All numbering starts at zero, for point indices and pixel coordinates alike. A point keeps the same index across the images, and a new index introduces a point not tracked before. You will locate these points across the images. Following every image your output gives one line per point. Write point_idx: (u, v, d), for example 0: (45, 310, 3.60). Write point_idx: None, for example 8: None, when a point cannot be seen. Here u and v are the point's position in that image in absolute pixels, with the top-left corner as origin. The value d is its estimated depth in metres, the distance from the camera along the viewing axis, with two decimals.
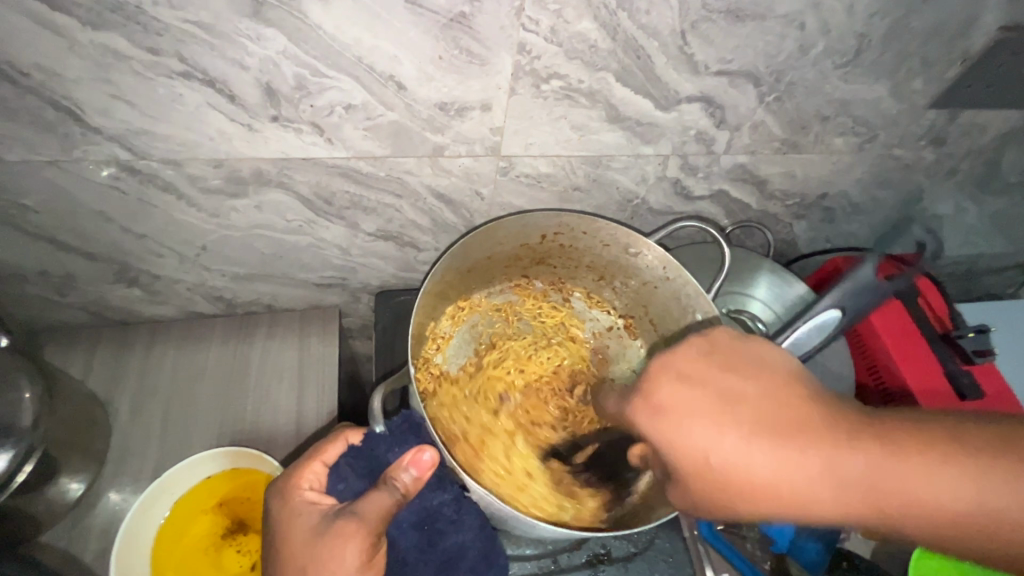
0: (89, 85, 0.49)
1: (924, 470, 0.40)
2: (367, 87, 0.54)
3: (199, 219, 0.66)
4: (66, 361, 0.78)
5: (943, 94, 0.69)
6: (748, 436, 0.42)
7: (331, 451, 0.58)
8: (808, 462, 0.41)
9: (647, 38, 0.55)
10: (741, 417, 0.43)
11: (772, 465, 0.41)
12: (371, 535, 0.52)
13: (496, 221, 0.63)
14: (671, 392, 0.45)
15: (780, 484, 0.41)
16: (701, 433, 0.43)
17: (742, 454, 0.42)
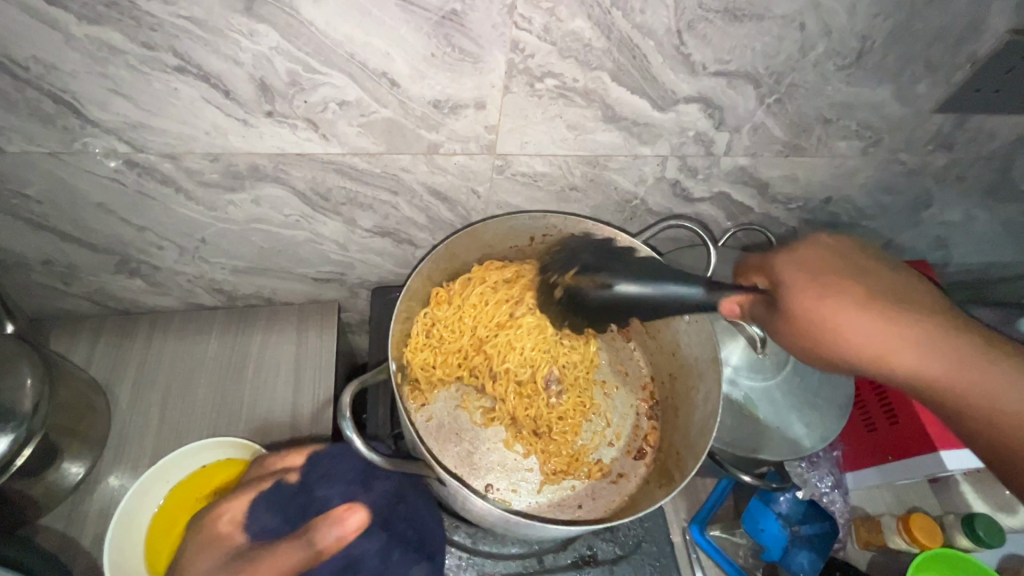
0: (86, 78, 0.50)
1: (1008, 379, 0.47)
2: (361, 84, 0.54)
3: (198, 213, 0.67)
4: (69, 349, 0.79)
5: (951, 98, 0.67)
6: (870, 310, 0.48)
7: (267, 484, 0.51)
8: (917, 347, 0.47)
9: (642, 37, 0.54)
10: (843, 288, 0.49)
11: (881, 337, 0.48)
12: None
13: (483, 221, 0.63)
14: (811, 255, 0.52)
15: (877, 345, 0.48)
16: (816, 294, 0.49)
17: (859, 321, 0.48)
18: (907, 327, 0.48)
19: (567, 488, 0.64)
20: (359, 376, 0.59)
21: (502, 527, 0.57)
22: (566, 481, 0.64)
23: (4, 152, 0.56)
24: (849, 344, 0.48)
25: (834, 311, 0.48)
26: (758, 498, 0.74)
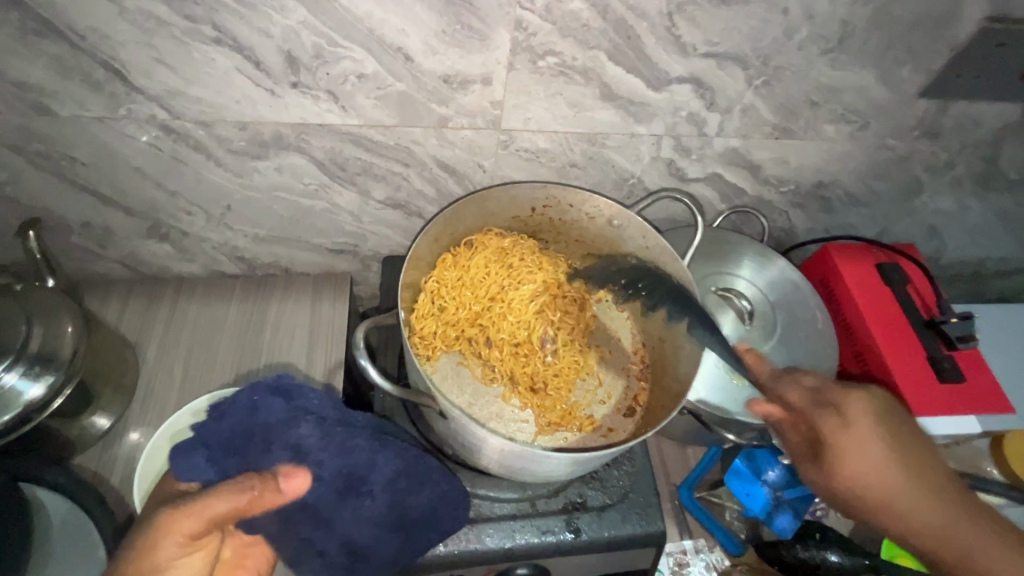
0: (134, 47, 0.56)
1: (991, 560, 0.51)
2: (378, 58, 0.59)
3: (225, 179, 0.72)
4: (101, 308, 0.85)
5: (932, 83, 0.71)
6: (879, 465, 0.55)
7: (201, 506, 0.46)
8: (892, 484, 0.55)
9: (636, 18, 0.59)
10: (864, 449, 0.56)
11: (908, 493, 0.54)
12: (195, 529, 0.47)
13: (488, 190, 0.69)
14: (853, 408, 0.58)
15: (878, 484, 0.55)
16: (862, 448, 0.56)
17: (859, 466, 0.55)
18: (906, 477, 0.55)
19: (561, 438, 0.68)
20: (372, 317, 0.63)
21: (498, 467, 0.62)
22: (558, 432, 0.68)
23: (56, 116, 0.62)
24: (850, 475, 0.55)
25: (849, 462, 0.56)
26: (739, 462, 0.78)
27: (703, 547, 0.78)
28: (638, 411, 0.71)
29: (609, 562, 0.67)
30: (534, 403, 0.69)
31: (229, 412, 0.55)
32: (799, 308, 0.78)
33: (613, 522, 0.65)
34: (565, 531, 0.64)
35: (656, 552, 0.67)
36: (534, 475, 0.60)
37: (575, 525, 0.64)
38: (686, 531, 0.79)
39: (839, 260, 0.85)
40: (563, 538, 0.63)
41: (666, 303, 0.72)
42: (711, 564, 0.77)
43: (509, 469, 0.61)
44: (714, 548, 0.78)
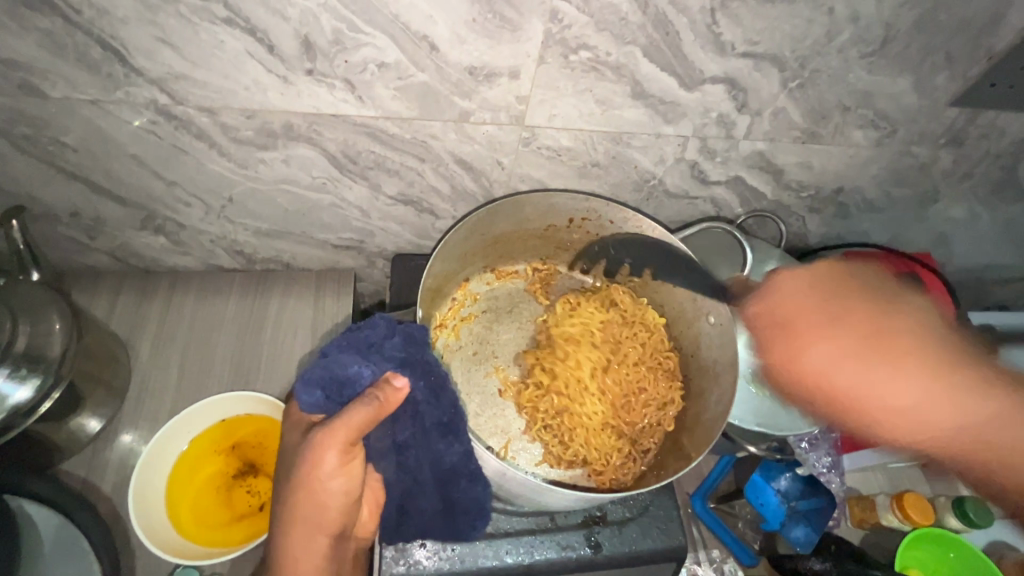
0: (136, 25, 0.52)
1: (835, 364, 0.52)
2: (402, 46, 0.55)
3: (228, 170, 0.68)
4: (88, 302, 0.80)
5: (966, 90, 0.70)
6: (839, 337, 0.52)
7: (328, 450, 0.47)
8: (917, 388, 0.50)
9: (676, 13, 0.56)
10: (853, 321, 0.53)
11: (886, 393, 0.50)
12: (348, 441, 0.47)
13: (526, 194, 0.65)
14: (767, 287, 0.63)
15: (856, 389, 0.51)
16: (817, 328, 0.54)
17: (816, 357, 0.53)
18: (911, 372, 0.50)
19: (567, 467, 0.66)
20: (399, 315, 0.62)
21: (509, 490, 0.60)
22: (561, 450, 0.65)
23: (45, 96, 0.57)
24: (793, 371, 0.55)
25: (813, 358, 0.53)
26: (758, 475, 0.77)
27: (717, 558, 0.77)
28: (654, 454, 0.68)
29: None
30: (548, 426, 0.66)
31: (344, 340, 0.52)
32: None
33: (634, 536, 0.63)
34: (585, 546, 0.62)
35: (675, 566, 0.65)
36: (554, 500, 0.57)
37: (595, 540, 0.62)
38: (699, 541, 0.77)
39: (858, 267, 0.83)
40: (583, 554, 0.61)
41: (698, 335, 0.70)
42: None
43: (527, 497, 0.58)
44: (727, 559, 0.77)
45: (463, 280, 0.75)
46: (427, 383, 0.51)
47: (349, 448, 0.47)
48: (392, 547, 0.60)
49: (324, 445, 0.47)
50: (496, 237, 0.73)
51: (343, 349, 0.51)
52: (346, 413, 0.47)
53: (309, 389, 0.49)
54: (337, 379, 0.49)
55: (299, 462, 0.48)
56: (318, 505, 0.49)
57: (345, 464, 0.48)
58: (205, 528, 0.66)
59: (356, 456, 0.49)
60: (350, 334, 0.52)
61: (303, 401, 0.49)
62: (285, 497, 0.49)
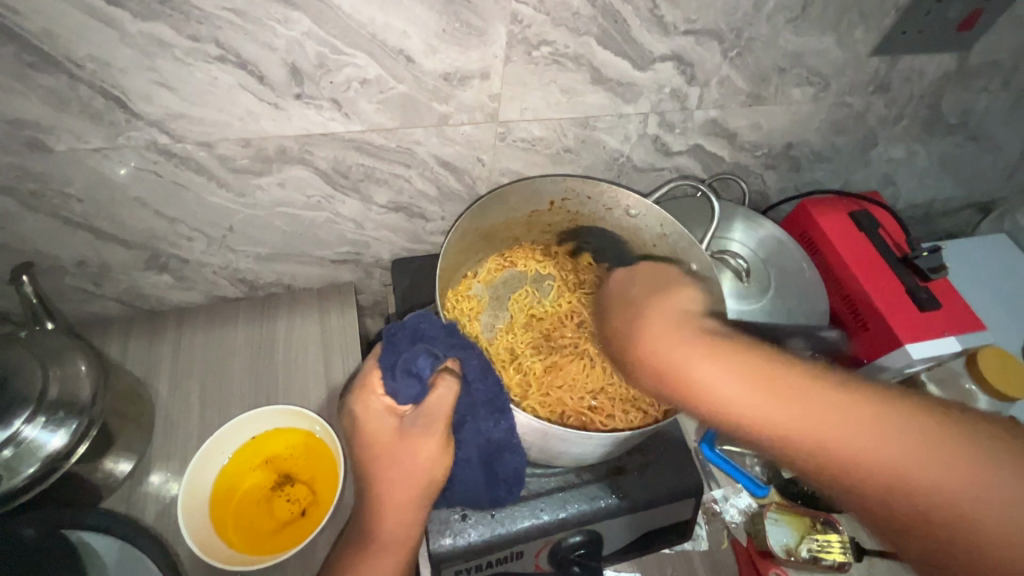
0: (135, 72, 0.56)
1: (698, 358, 0.48)
2: (380, 62, 0.61)
3: (228, 200, 0.72)
4: (102, 348, 0.83)
5: (883, 40, 0.79)
6: (722, 359, 0.48)
7: (431, 433, 0.53)
8: (849, 428, 0.44)
9: (621, 3, 0.63)
10: (729, 353, 0.49)
11: (846, 436, 0.44)
12: (444, 422, 0.54)
13: (507, 186, 0.71)
14: (694, 360, 0.48)
15: (740, 404, 0.47)
16: (666, 335, 0.51)
17: (710, 373, 0.48)
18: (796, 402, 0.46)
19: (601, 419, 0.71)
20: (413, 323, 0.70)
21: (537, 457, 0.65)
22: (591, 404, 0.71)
23: (51, 151, 0.60)
24: (648, 365, 0.51)
25: (699, 377, 0.48)
26: None
27: (731, 494, 0.83)
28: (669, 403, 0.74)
29: (652, 522, 0.70)
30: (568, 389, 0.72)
31: (404, 337, 0.56)
32: (786, 261, 0.84)
33: (655, 480, 0.69)
34: (612, 494, 0.67)
35: (695, 504, 0.71)
36: (575, 454, 0.62)
37: (620, 488, 0.68)
38: (713, 482, 0.83)
39: (815, 211, 0.91)
40: (611, 501, 0.67)
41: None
42: (741, 510, 0.81)
43: (548, 455, 0.63)
44: (740, 494, 0.83)
45: (464, 274, 0.80)
46: (472, 359, 0.57)
47: (448, 432, 0.54)
48: (436, 522, 0.64)
49: (438, 426, 0.53)
50: (487, 229, 0.78)
51: (407, 344, 0.56)
52: (437, 395, 0.54)
53: (400, 384, 0.53)
54: (409, 369, 0.54)
55: (403, 450, 0.53)
56: (415, 493, 0.53)
57: (444, 443, 0.54)
58: (250, 538, 0.69)
59: (451, 441, 0.55)
60: (404, 329, 0.57)
61: (401, 391, 0.53)
62: (382, 481, 0.53)
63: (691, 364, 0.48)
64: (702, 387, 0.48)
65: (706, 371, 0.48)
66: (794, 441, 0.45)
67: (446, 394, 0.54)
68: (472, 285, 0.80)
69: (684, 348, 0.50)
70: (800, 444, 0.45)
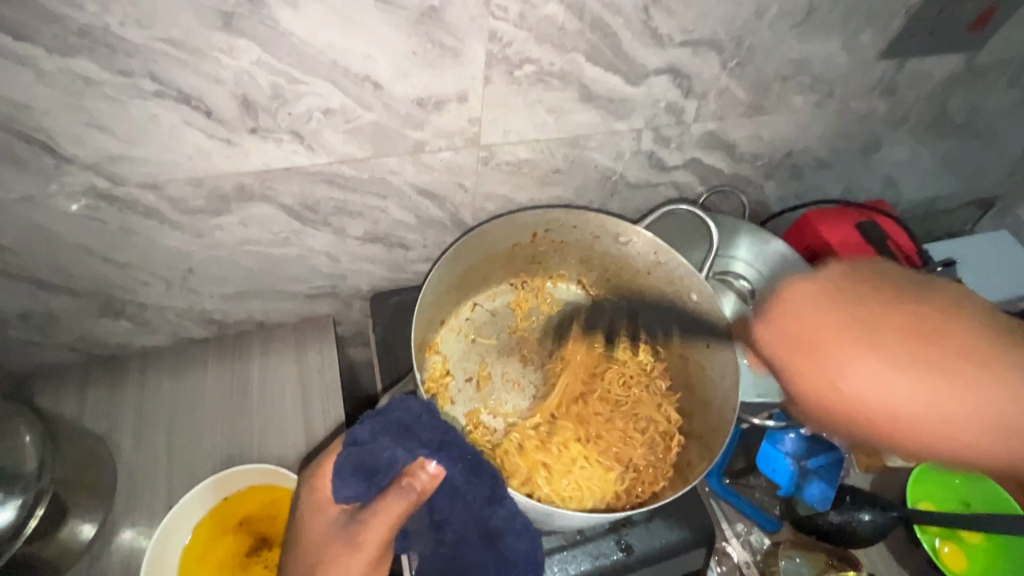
0: (61, 113, 0.49)
1: (861, 349, 0.45)
2: (345, 90, 0.54)
3: (184, 241, 0.65)
4: (57, 403, 0.76)
5: (891, 43, 0.73)
6: (877, 346, 0.45)
7: (355, 555, 0.47)
8: (970, 406, 0.43)
9: (611, 15, 0.57)
10: (877, 343, 0.45)
11: (964, 409, 0.43)
12: (379, 547, 0.48)
13: (487, 224, 0.68)
14: (855, 353, 0.46)
15: (898, 404, 0.44)
16: (833, 340, 0.47)
17: (870, 374, 0.45)
18: (940, 383, 0.43)
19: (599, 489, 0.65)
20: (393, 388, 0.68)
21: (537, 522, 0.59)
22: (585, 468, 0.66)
23: None
24: (807, 387, 0.48)
25: (860, 381, 0.45)
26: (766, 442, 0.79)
27: (743, 531, 0.78)
28: (672, 464, 0.68)
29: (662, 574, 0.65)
30: (557, 454, 0.66)
31: (376, 421, 0.53)
32: (795, 280, 0.79)
33: (662, 531, 0.64)
34: (617, 550, 0.62)
35: (706, 552, 0.66)
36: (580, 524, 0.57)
37: (626, 543, 0.62)
38: (723, 519, 0.78)
39: (822, 226, 0.86)
40: (617, 559, 0.62)
41: (684, 315, 0.72)
42: (753, 548, 0.76)
43: (548, 522, 0.58)
44: (752, 530, 0.78)
45: (441, 320, 0.76)
46: (457, 466, 0.51)
47: (380, 558, 0.48)
48: None
49: (361, 550, 0.47)
50: (467, 267, 0.74)
51: (375, 432, 0.52)
52: (384, 504, 0.48)
53: (347, 482, 0.49)
54: (367, 467, 0.50)
55: (326, 561, 0.48)
56: None
57: (373, 568, 0.48)
58: None
59: (382, 568, 0.49)
60: (381, 416, 0.53)
61: (337, 491, 0.49)
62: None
63: (833, 358, 0.46)
64: (861, 396, 0.45)
65: (859, 359, 0.45)
66: (883, 424, 0.45)
67: (392, 508, 0.48)
68: (450, 335, 0.77)
69: (826, 337, 0.47)
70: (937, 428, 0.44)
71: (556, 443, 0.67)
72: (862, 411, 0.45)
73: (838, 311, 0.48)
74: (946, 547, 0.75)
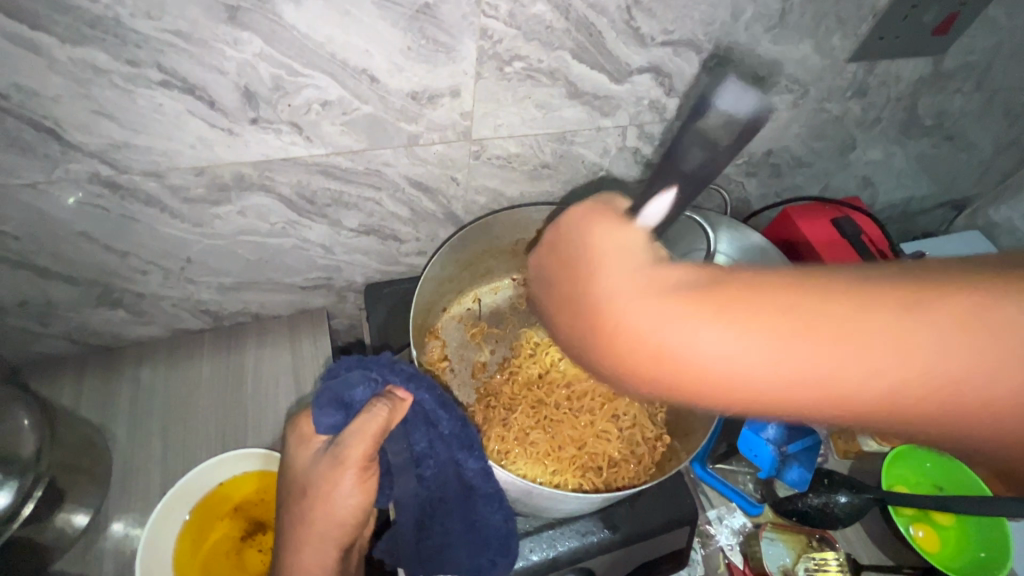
0: (69, 101, 0.51)
1: (676, 326, 0.37)
2: (342, 83, 0.57)
3: (183, 230, 0.67)
4: (53, 392, 0.77)
5: (860, 47, 0.78)
6: (703, 309, 0.36)
7: (338, 475, 0.52)
8: (824, 354, 0.34)
9: (596, 15, 0.60)
10: (689, 294, 0.37)
11: (862, 361, 0.33)
12: (361, 464, 0.52)
13: (489, 217, 0.69)
14: (663, 320, 0.37)
15: (748, 366, 0.35)
16: (635, 313, 0.38)
17: (672, 340, 0.37)
18: (779, 334, 0.35)
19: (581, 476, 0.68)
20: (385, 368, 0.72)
21: (521, 503, 0.61)
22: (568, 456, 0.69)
23: None
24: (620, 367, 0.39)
25: (670, 344, 0.37)
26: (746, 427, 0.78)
27: (725, 515, 0.80)
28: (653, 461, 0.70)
29: (649, 550, 0.67)
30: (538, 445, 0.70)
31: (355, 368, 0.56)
32: (772, 270, 0.82)
33: (648, 509, 0.66)
34: (604, 528, 0.64)
35: (691, 530, 0.68)
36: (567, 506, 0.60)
37: (611, 522, 0.65)
38: (706, 502, 0.81)
39: (799, 221, 0.89)
40: (604, 536, 0.64)
41: None
42: (735, 529, 0.79)
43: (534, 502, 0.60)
44: (734, 513, 0.80)
45: (443, 308, 0.80)
46: (424, 394, 0.55)
47: (364, 471, 0.52)
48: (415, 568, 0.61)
49: (344, 467, 0.51)
50: (468, 260, 0.77)
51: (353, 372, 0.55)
52: (354, 428, 0.52)
53: (325, 412, 0.54)
54: (341, 400, 0.54)
55: (314, 484, 0.53)
56: (327, 527, 0.53)
57: (358, 484, 0.52)
58: None
59: (371, 479, 0.53)
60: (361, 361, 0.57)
61: (318, 420, 0.54)
62: (299, 515, 0.53)
63: (646, 341, 0.37)
64: (688, 360, 0.36)
65: (682, 337, 0.36)
66: (708, 390, 0.37)
67: (362, 432, 0.51)
68: (450, 321, 0.80)
69: (690, 301, 0.37)
70: (816, 399, 0.35)
71: (537, 432, 0.71)
72: (684, 373, 0.37)
73: (655, 289, 0.38)
74: (919, 531, 0.78)
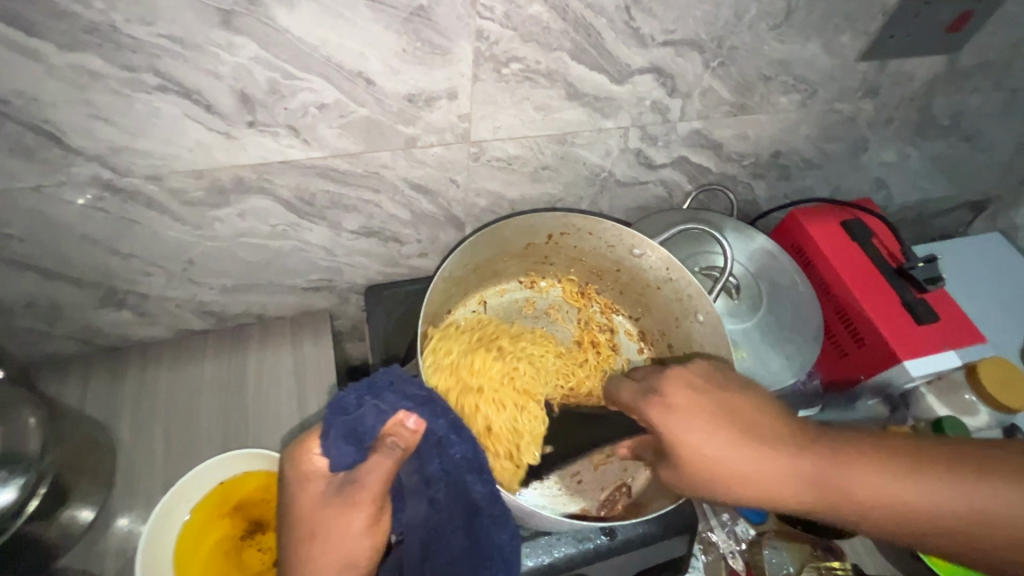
0: (69, 106, 0.52)
1: (707, 441, 0.52)
2: (338, 86, 0.57)
3: (184, 233, 0.67)
4: (61, 391, 0.78)
5: (871, 45, 0.76)
6: (715, 431, 0.52)
7: (353, 515, 0.50)
8: (815, 482, 0.51)
9: (594, 16, 0.59)
10: (728, 420, 0.53)
11: (807, 482, 0.51)
12: (376, 501, 0.51)
13: (504, 221, 0.70)
14: (693, 436, 0.52)
15: (748, 470, 0.51)
16: (694, 429, 0.53)
17: (703, 448, 0.52)
18: (767, 453, 0.52)
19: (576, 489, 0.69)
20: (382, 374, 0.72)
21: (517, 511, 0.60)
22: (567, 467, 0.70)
23: None
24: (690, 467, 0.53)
25: (708, 452, 0.52)
26: None
27: (729, 522, 0.79)
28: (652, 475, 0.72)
29: (649, 558, 0.66)
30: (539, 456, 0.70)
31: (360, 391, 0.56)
32: (779, 275, 0.81)
33: (646, 516, 0.65)
34: (601, 534, 0.64)
35: (691, 538, 0.67)
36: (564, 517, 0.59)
37: (609, 527, 0.64)
38: (708, 509, 0.79)
39: (807, 223, 0.87)
40: (601, 542, 0.63)
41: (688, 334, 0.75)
42: (738, 537, 0.77)
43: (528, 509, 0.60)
44: (738, 521, 0.79)
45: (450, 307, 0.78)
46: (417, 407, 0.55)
47: (378, 509, 0.51)
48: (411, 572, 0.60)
49: (358, 505, 0.50)
50: (479, 263, 0.77)
51: (355, 393, 0.56)
52: (373, 463, 0.51)
53: (334, 445, 0.52)
54: (353, 431, 0.53)
55: (322, 527, 0.50)
56: (335, 573, 0.50)
57: (373, 523, 0.51)
58: None
59: (383, 518, 0.52)
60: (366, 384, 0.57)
61: (329, 456, 0.52)
62: (300, 561, 0.50)
63: (691, 449, 0.52)
64: (711, 464, 0.52)
65: (715, 450, 0.52)
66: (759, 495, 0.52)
67: (381, 468, 0.51)
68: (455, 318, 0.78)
69: (701, 430, 0.52)
70: (819, 505, 0.51)
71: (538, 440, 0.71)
72: (712, 476, 0.52)
73: (694, 404, 0.54)
74: None
